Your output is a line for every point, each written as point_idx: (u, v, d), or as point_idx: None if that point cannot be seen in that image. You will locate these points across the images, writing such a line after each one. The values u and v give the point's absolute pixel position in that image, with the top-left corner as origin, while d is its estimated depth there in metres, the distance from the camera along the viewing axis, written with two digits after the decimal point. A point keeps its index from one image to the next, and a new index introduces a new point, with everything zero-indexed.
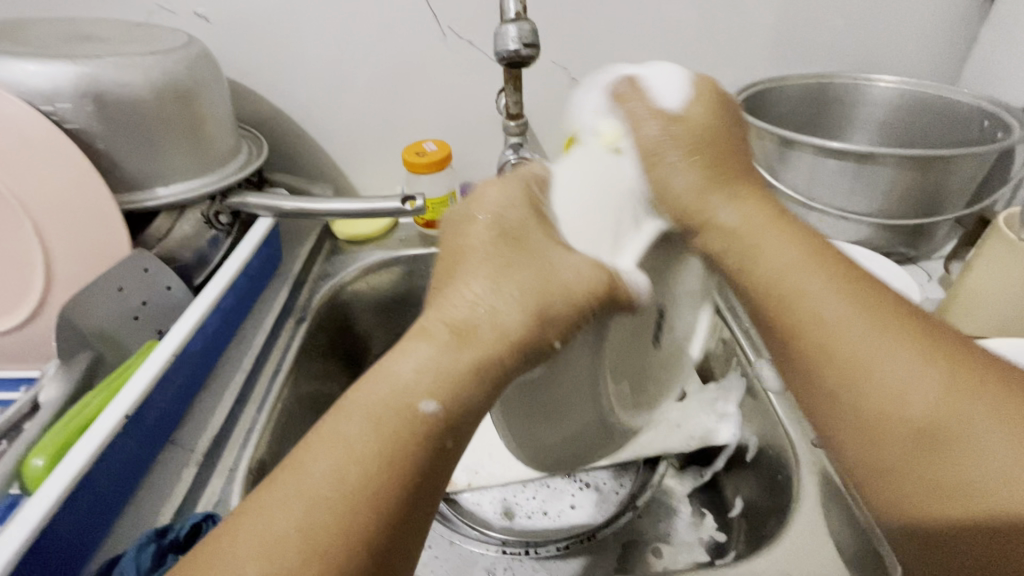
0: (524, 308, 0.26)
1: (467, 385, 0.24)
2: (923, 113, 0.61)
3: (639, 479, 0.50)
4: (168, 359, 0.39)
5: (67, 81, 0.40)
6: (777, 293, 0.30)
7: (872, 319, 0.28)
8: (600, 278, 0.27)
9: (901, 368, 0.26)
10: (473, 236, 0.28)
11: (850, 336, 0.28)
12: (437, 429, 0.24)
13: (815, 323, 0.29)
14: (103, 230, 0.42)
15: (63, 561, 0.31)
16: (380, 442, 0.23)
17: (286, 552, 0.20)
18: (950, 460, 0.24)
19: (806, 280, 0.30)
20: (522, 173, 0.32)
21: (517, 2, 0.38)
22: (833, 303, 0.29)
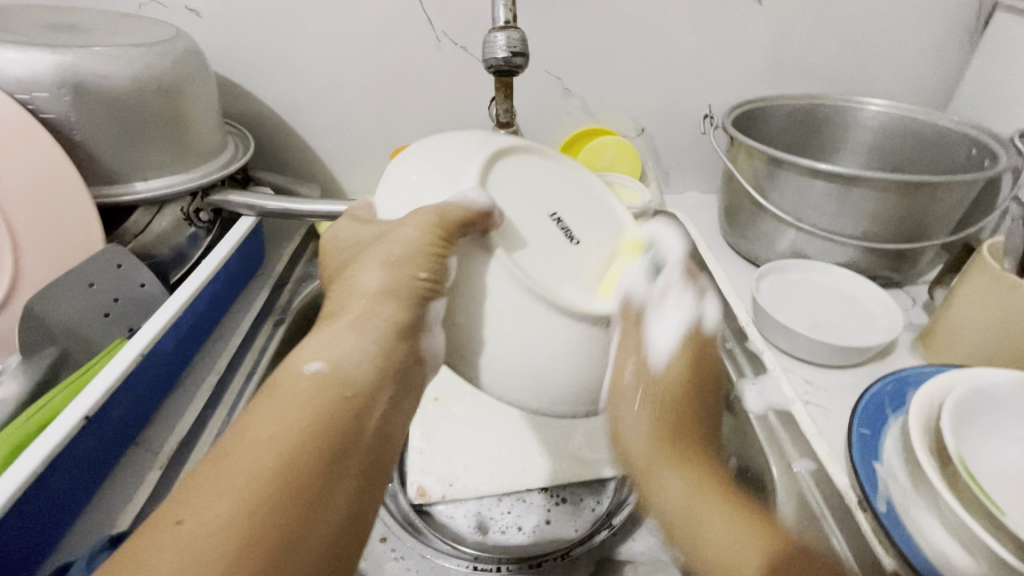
0: (388, 273, 0.30)
1: (348, 342, 0.28)
2: (911, 137, 0.61)
3: (617, 496, 0.48)
4: (134, 360, 0.38)
5: (46, 70, 0.39)
6: (655, 477, 0.34)
7: (714, 512, 0.32)
8: (429, 209, 0.29)
9: None
10: (337, 264, 0.34)
11: (694, 518, 0.32)
12: (326, 382, 0.26)
13: (685, 530, 0.32)
14: (75, 223, 0.41)
15: (14, 564, 0.30)
16: (284, 404, 0.25)
17: (210, 510, 0.21)
18: None
19: (678, 486, 0.33)
20: (349, 210, 0.37)
21: (507, 10, 0.38)
22: (681, 482, 0.34)
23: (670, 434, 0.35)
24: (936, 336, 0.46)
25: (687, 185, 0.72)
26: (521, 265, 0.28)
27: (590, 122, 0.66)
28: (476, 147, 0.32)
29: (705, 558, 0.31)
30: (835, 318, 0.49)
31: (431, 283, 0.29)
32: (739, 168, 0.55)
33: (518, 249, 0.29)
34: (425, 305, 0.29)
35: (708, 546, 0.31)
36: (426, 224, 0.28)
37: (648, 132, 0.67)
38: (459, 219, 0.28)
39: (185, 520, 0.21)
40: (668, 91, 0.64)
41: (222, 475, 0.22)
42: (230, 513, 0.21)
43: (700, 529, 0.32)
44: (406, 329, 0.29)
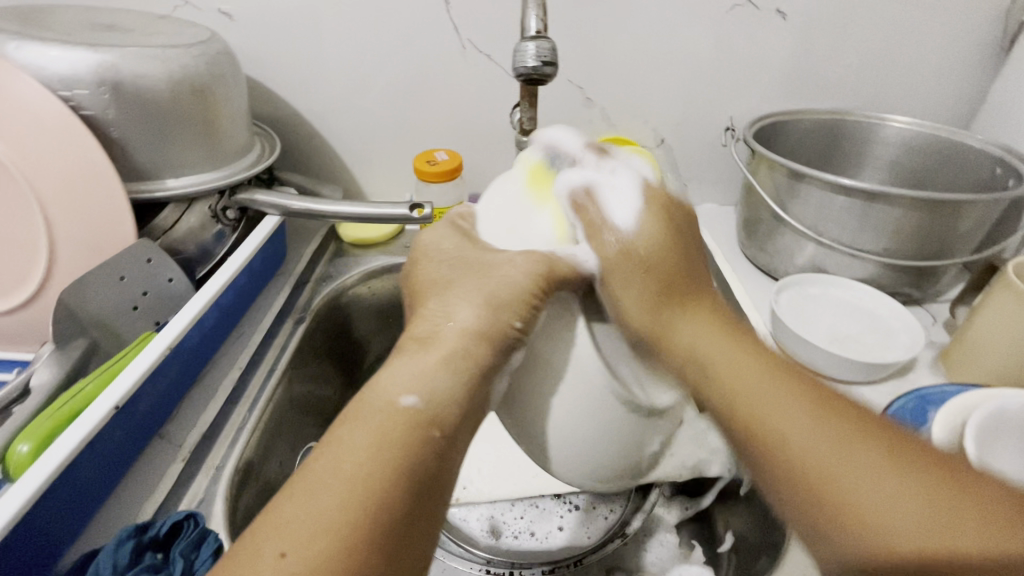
0: (484, 307, 0.29)
1: (442, 376, 0.26)
2: (934, 155, 0.61)
3: (630, 505, 0.48)
4: (162, 353, 0.39)
5: (86, 68, 0.40)
6: (728, 401, 0.28)
7: (782, 381, 0.27)
8: (540, 259, 0.30)
9: (795, 414, 0.25)
10: (427, 278, 0.33)
11: (803, 443, 0.25)
12: (420, 420, 0.25)
13: (756, 422, 0.26)
14: (108, 218, 0.42)
15: (42, 549, 0.31)
16: (374, 436, 0.24)
17: (307, 543, 0.20)
18: (879, 478, 0.22)
19: (727, 375, 0.28)
20: (450, 217, 0.37)
21: (538, 20, 0.39)
22: (804, 431, 0.25)
23: (694, 320, 0.30)
24: (958, 354, 0.46)
25: (704, 196, 0.72)
26: (597, 338, 0.31)
27: (610, 131, 0.66)
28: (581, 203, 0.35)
29: (797, 456, 0.24)
30: (854, 334, 0.49)
31: (520, 333, 0.29)
32: (760, 181, 0.55)
33: (606, 327, 0.31)
34: (509, 353, 0.29)
35: (818, 509, 0.23)
36: (532, 272, 0.29)
37: (667, 143, 0.67)
38: (559, 276, 0.30)
39: (285, 554, 0.20)
40: (689, 103, 0.64)
41: (306, 514, 0.21)
42: (318, 560, 0.20)
43: (826, 467, 0.23)
44: (490, 371, 0.28)
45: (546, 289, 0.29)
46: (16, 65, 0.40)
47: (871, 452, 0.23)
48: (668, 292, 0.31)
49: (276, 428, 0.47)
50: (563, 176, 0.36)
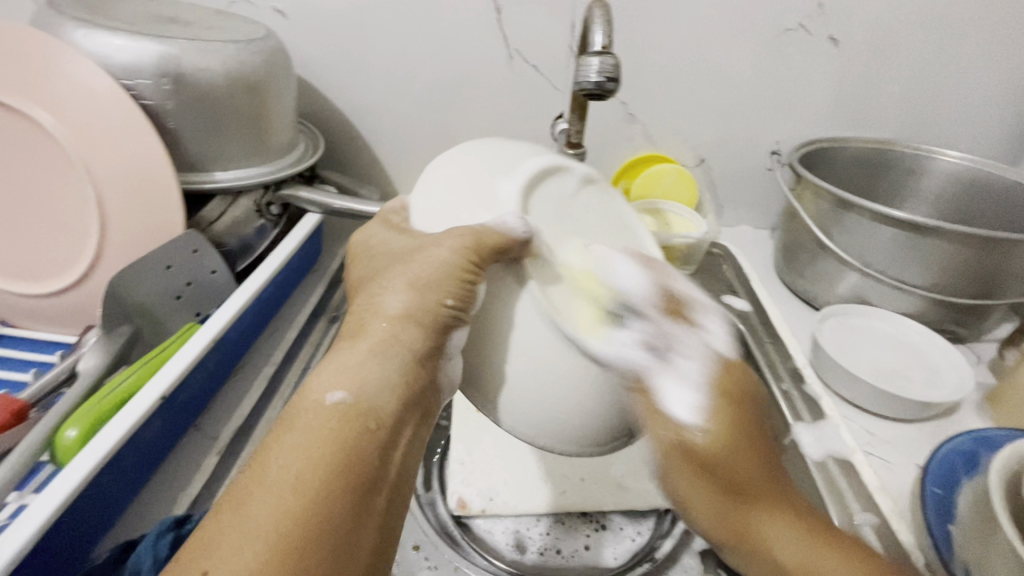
0: (417, 295, 0.29)
1: (370, 361, 0.26)
2: (983, 192, 0.59)
3: (657, 529, 0.48)
4: (205, 345, 0.39)
5: (150, 59, 0.41)
6: (729, 500, 0.30)
7: (766, 488, 0.30)
8: (465, 233, 0.29)
9: (779, 519, 0.29)
10: (361, 276, 0.33)
11: (811, 549, 0.28)
12: (350, 414, 0.24)
13: (752, 530, 0.29)
14: (158, 208, 0.42)
15: (80, 536, 0.31)
16: (304, 434, 0.24)
17: (233, 557, 0.20)
18: None
19: (729, 462, 0.29)
20: (382, 213, 0.37)
21: (603, 36, 0.38)
22: (779, 527, 0.29)
23: (738, 452, 0.29)
24: (1005, 400, 0.45)
25: (740, 218, 0.71)
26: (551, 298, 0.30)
27: (651, 148, 0.66)
28: (511, 169, 0.33)
29: (774, 554, 0.29)
30: (896, 369, 0.48)
31: (457, 311, 0.29)
32: (804, 207, 0.55)
33: (552, 280, 0.30)
34: (444, 333, 0.29)
35: None
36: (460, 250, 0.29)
37: (707, 163, 0.67)
38: (493, 245, 0.29)
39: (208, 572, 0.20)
40: (734, 125, 0.64)
41: (242, 524, 0.21)
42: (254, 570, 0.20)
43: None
44: (428, 353, 0.28)
45: (477, 262, 0.28)
46: (82, 52, 0.41)
47: (857, 564, 0.27)
48: (732, 447, 0.29)
49: None
50: (493, 146, 0.35)
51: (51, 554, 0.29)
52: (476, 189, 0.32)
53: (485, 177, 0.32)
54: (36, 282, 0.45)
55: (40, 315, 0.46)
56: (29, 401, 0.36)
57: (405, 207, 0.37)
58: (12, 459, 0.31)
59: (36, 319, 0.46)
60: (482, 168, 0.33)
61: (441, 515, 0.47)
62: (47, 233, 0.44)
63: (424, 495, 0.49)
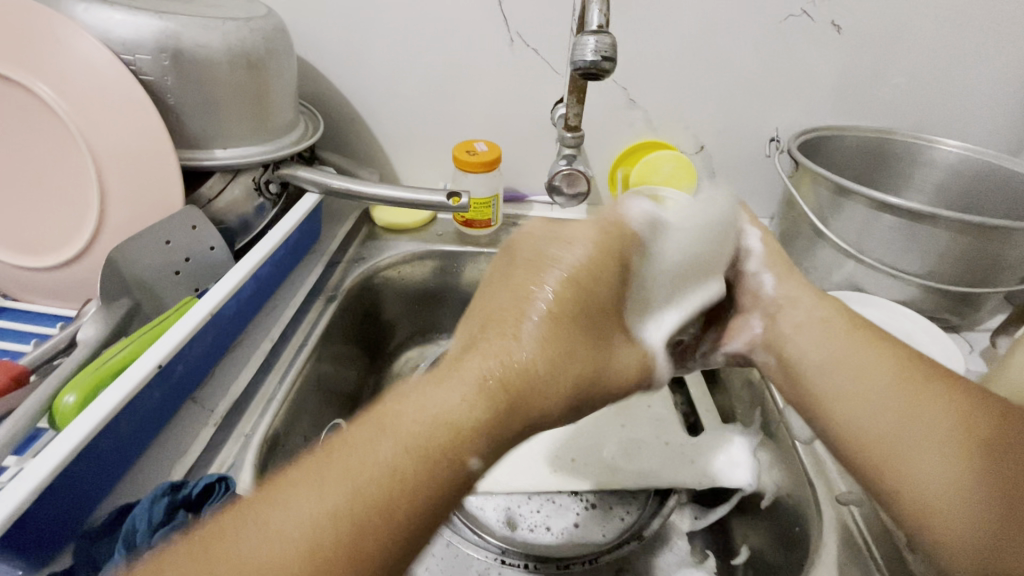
0: (562, 383, 0.28)
1: (499, 437, 0.26)
2: (984, 181, 0.59)
3: (648, 509, 0.48)
4: (203, 318, 0.40)
5: (148, 34, 0.41)
6: (848, 396, 0.36)
7: (897, 371, 0.35)
8: (636, 370, 0.32)
9: (884, 386, 0.35)
10: (512, 282, 0.30)
11: (901, 400, 0.33)
12: (448, 446, 0.25)
13: (835, 393, 0.37)
14: (157, 182, 0.43)
15: (77, 499, 0.31)
16: (402, 444, 0.24)
17: (293, 553, 0.21)
18: (923, 435, 0.31)
19: (887, 375, 0.35)
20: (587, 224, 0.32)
21: (600, 15, 0.39)
22: (866, 389, 0.35)
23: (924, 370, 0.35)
24: (996, 383, 0.45)
25: (739, 207, 0.72)
26: None
27: (651, 134, 0.66)
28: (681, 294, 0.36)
29: (870, 400, 0.35)
30: None
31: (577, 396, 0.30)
32: (802, 194, 0.55)
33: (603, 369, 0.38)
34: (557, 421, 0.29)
35: (878, 447, 0.33)
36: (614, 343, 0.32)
37: (707, 150, 0.67)
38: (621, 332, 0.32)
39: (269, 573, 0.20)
40: (735, 111, 0.64)
41: (311, 486, 0.23)
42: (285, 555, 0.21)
43: (893, 430, 0.32)
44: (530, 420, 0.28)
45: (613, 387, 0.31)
46: (82, 26, 0.41)
47: (936, 425, 0.31)
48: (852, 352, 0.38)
49: (303, 403, 0.47)
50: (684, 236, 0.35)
51: (47, 513, 0.30)
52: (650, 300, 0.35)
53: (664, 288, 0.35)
54: (38, 255, 0.45)
55: (41, 289, 0.47)
56: (29, 368, 0.37)
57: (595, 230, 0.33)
58: (11, 423, 0.32)
59: (37, 293, 0.47)
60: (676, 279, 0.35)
61: None
62: (48, 207, 0.44)
63: None
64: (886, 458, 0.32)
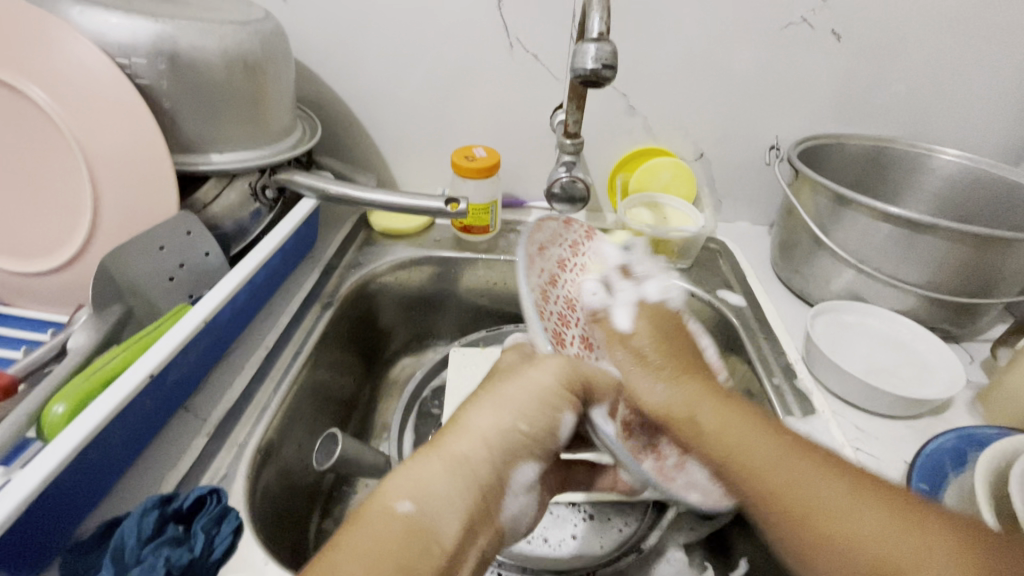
0: (517, 419, 0.31)
1: (462, 486, 0.28)
2: (983, 191, 0.59)
3: (646, 521, 0.47)
4: (197, 326, 0.39)
5: (144, 37, 0.40)
6: (799, 506, 0.29)
7: (850, 483, 0.29)
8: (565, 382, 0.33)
9: (770, 456, 0.32)
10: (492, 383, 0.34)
11: (782, 473, 0.31)
12: (413, 530, 0.25)
13: (801, 509, 0.29)
14: (151, 187, 0.42)
15: (67, 511, 0.31)
16: (389, 525, 0.25)
17: None
18: (857, 516, 0.28)
19: (754, 445, 0.33)
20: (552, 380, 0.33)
21: (601, 23, 0.38)
22: (839, 498, 0.29)
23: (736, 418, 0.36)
24: (997, 395, 0.45)
25: (738, 213, 0.71)
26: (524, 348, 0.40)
27: (650, 141, 0.66)
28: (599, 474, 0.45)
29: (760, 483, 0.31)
30: (890, 367, 0.48)
31: (541, 451, 0.31)
32: (802, 203, 0.55)
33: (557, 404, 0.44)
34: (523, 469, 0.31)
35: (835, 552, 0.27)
36: (547, 382, 0.32)
37: (706, 157, 0.67)
38: (582, 380, 0.34)
39: None
40: (735, 118, 0.63)
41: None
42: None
43: (854, 534, 0.27)
44: (495, 488, 0.29)
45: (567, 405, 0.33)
46: (76, 28, 0.40)
47: (845, 495, 0.29)
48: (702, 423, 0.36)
49: (298, 412, 0.47)
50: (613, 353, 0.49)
51: (33, 526, 0.29)
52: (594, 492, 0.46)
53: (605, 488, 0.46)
54: (28, 260, 0.45)
55: (31, 293, 0.46)
56: (19, 377, 0.37)
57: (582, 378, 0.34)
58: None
59: (27, 298, 0.46)
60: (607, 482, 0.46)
61: None
62: (39, 212, 0.44)
63: None
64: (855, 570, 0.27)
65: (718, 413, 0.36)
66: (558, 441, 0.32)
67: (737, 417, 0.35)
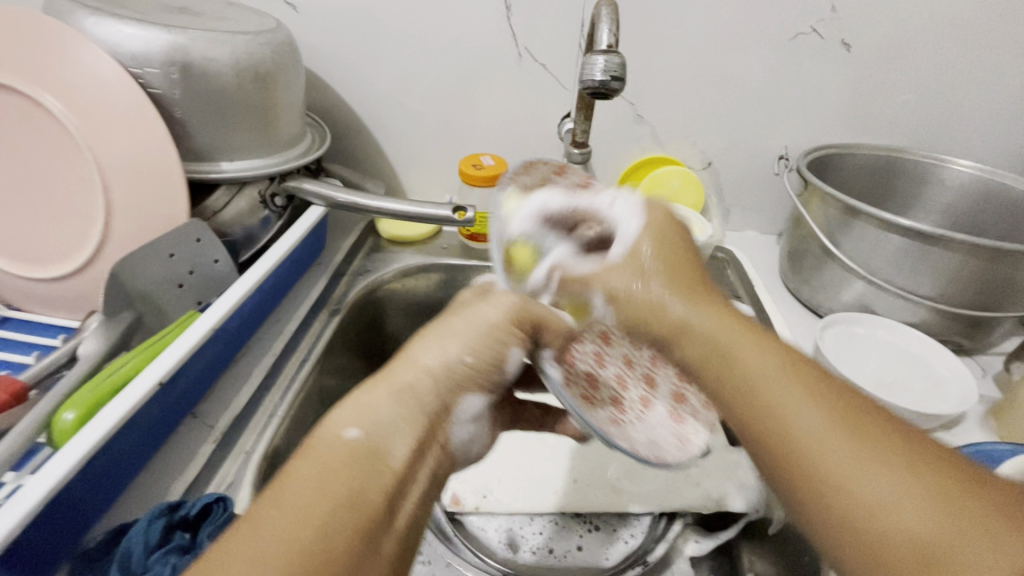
0: (463, 346, 0.28)
1: (389, 408, 0.25)
2: (995, 202, 0.58)
3: (651, 532, 0.46)
4: (206, 333, 0.39)
5: (158, 47, 0.41)
6: (811, 467, 0.22)
7: (827, 400, 0.23)
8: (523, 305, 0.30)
9: (811, 406, 0.23)
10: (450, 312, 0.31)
11: (816, 434, 0.22)
12: (362, 453, 0.23)
13: (849, 492, 0.20)
14: (162, 195, 0.42)
15: (73, 520, 0.31)
16: (327, 464, 0.22)
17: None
18: (856, 458, 0.21)
19: (754, 360, 0.25)
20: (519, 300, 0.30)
21: (610, 34, 0.38)
22: (874, 467, 0.20)
23: (761, 341, 0.26)
24: (1011, 410, 0.44)
25: (747, 223, 0.71)
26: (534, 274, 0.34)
27: (657, 150, 0.66)
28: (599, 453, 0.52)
29: (782, 414, 0.23)
30: (901, 380, 0.47)
31: (497, 378, 0.29)
32: (811, 213, 0.54)
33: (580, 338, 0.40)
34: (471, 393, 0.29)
35: (834, 507, 0.21)
36: (495, 313, 0.29)
37: (714, 166, 0.66)
38: (533, 316, 0.30)
39: None
40: (743, 128, 0.63)
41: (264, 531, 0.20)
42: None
43: (879, 505, 0.20)
44: (441, 416, 0.27)
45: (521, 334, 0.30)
46: (92, 39, 0.41)
47: (862, 448, 0.21)
48: (746, 348, 0.25)
49: (304, 419, 0.47)
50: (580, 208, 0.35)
51: (41, 533, 0.29)
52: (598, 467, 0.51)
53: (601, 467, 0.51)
54: (40, 266, 0.45)
55: (44, 299, 0.47)
56: (30, 382, 0.37)
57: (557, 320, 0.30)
58: (10, 440, 0.32)
59: (40, 303, 0.47)
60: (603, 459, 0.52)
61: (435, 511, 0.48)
62: (52, 219, 0.44)
63: None
64: (808, 491, 0.22)
65: (746, 340, 0.25)
66: (506, 374, 0.30)
67: (721, 318, 0.27)
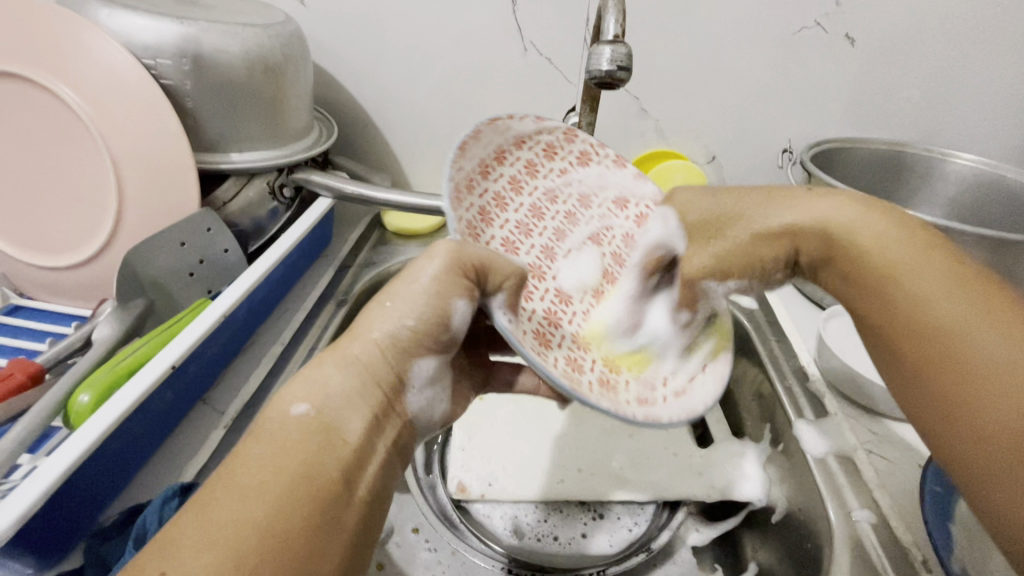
0: (418, 309, 0.28)
1: (334, 382, 0.25)
2: (998, 196, 0.58)
3: (655, 520, 0.48)
4: (216, 320, 0.40)
5: (170, 39, 0.41)
6: (924, 320, 0.26)
7: (979, 299, 0.26)
8: (465, 259, 0.29)
9: (947, 296, 0.26)
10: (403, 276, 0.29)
11: (914, 308, 0.27)
12: (312, 430, 0.24)
13: (946, 347, 0.26)
14: (174, 184, 0.43)
15: (88, 500, 0.32)
16: (275, 448, 0.23)
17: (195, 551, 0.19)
18: (1020, 361, 0.24)
19: (881, 233, 0.29)
20: (461, 252, 0.29)
21: (616, 25, 0.39)
22: (992, 347, 0.25)
23: (930, 246, 0.28)
24: None
25: None
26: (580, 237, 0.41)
27: (662, 144, 0.66)
28: (600, 444, 0.51)
29: (923, 309, 0.26)
30: None
31: (450, 338, 0.29)
32: None
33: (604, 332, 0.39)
34: (421, 352, 0.28)
35: (923, 378, 0.26)
36: (438, 273, 0.28)
37: (718, 160, 0.67)
38: (475, 261, 0.29)
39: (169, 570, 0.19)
40: (748, 122, 0.64)
41: (219, 510, 0.21)
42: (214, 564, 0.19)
43: (981, 375, 0.24)
44: (393, 384, 0.27)
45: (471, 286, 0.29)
46: (105, 30, 0.42)
47: (1004, 327, 0.25)
48: (909, 240, 0.28)
49: None
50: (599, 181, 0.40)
51: (56, 512, 0.30)
52: (599, 457, 0.50)
53: (602, 456, 0.50)
54: (52, 255, 0.46)
55: (55, 288, 0.47)
56: (45, 367, 0.38)
57: (504, 268, 0.30)
58: (26, 422, 0.32)
59: (52, 292, 0.48)
60: (605, 447, 0.51)
61: (440, 498, 0.48)
62: (64, 208, 0.45)
63: (425, 478, 0.50)
64: (952, 389, 0.25)
65: (870, 218, 0.29)
66: (455, 331, 0.29)
67: (851, 200, 0.30)
